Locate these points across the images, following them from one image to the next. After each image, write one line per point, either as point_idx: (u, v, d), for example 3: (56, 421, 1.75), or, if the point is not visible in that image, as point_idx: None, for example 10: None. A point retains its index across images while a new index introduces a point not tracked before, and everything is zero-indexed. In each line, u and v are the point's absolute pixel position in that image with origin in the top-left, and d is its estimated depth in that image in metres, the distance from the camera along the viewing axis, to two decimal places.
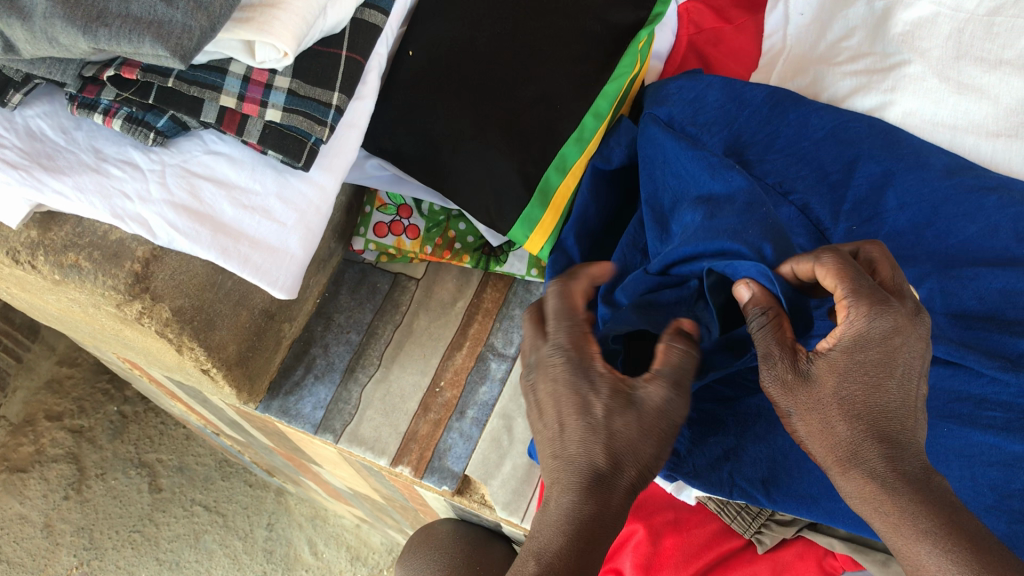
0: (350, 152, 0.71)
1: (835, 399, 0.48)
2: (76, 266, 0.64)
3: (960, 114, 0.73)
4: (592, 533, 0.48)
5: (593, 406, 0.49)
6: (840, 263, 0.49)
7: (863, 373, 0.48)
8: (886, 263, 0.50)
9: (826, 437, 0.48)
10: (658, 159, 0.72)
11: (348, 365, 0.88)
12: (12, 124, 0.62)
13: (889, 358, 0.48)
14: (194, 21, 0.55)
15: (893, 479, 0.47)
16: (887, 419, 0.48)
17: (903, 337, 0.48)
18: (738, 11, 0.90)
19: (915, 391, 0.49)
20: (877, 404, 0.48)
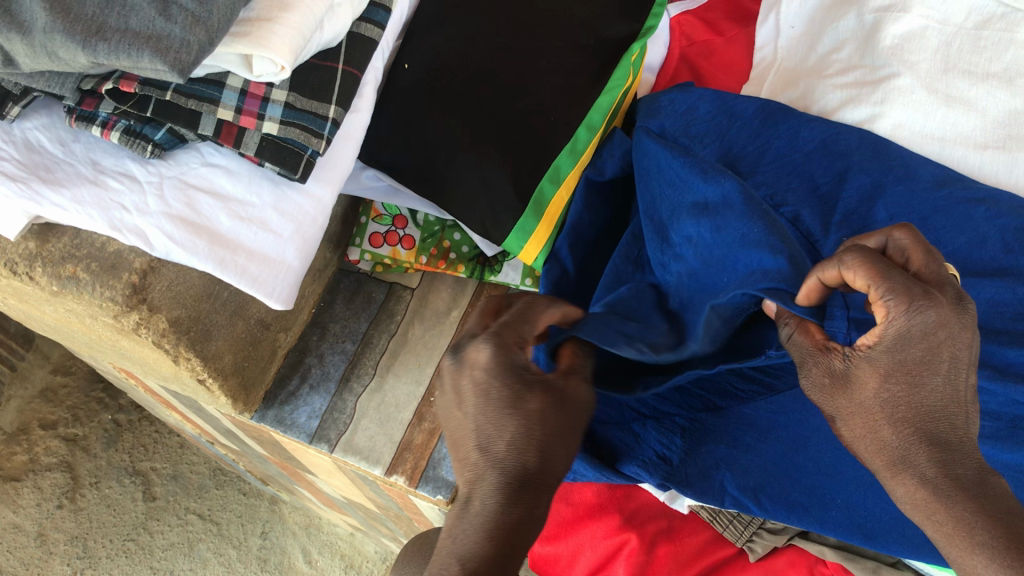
0: (347, 163, 0.72)
1: (876, 403, 0.47)
2: (74, 278, 0.65)
3: (948, 126, 0.75)
4: (516, 543, 0.48)
5: (527, 400, 0.48)
6: (864, 259, 0.46)
7: (902, 375, 0.46)
8: (917, 248, 0.47)
9: (873, 440, 0.47)
10: (651, 168, 0.73)
11: (343, 374, 0.88)
12: (10, 136, 0.63)
13: (933, 354, 0.46)
14: (192, 35, 0.55)
15: (945, 484, 0.46)
16: (935, 419, 0.46)
17: (945, 331, 0.45)
18: (730, 23, 0.92)
19: (968, 381, 0.47)
20: (925, 403, 0.46)
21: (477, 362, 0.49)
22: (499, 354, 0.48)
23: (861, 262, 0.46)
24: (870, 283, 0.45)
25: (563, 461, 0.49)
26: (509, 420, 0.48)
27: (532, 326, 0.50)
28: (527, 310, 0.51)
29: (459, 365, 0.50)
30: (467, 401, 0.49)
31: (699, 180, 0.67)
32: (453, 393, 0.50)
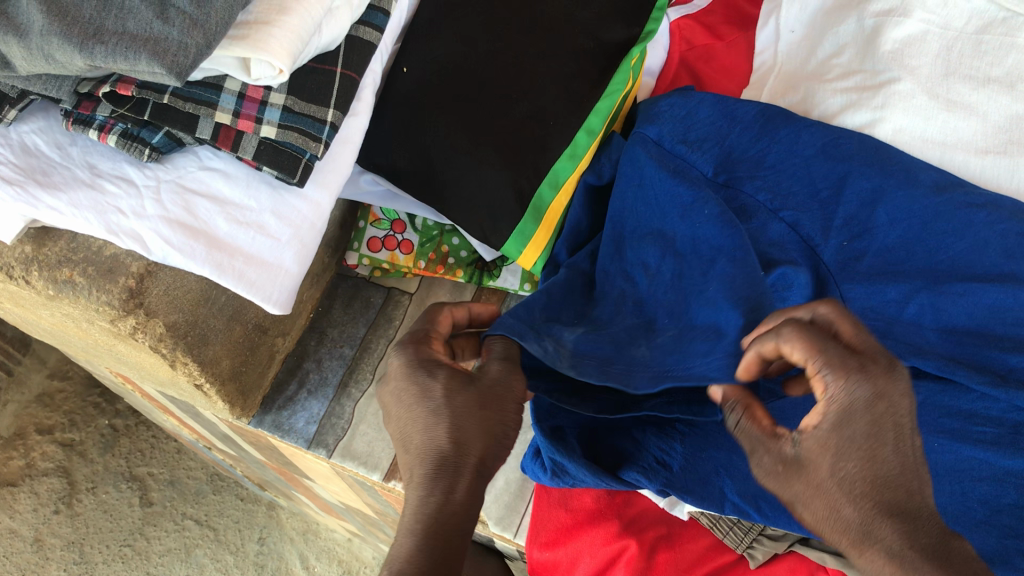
0: (345, 167, 0.71)
1: (830, 479, 0.44)
2: (70, 282, 0.64)
3: (949, 130, 0.74)
4: (446, 527, 0.50)
5: (431, 389, 0.51)
6: (803, 332, 0.45)
7: (856, 450, 0.43)
8: (845, 320, 0.47)
9: (834, 520, 0.44)
10: (638, 173, 0.73)
11: (342, 379, 0.87)
12: (7, 140, 0.63)
13: (879, 427, 0.44)
14: (190, 38, 0.55)
15: (913, 558, 0.42)
16: (893, 489, 0.43)
17: (884, 401, 0.44)
18: (729, 28, 0.92)
19: (915, 450, 0.45)
20: (880, 476, 0.43)
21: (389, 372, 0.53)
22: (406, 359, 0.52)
23: (800, 336, 0.45)
24: (810, 355, 0.45)
25: (475, 434, 0.51)
26: (419, 414, 0.51)
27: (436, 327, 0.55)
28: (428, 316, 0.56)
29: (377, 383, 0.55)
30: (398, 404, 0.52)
31: (682, 215, 0.68)
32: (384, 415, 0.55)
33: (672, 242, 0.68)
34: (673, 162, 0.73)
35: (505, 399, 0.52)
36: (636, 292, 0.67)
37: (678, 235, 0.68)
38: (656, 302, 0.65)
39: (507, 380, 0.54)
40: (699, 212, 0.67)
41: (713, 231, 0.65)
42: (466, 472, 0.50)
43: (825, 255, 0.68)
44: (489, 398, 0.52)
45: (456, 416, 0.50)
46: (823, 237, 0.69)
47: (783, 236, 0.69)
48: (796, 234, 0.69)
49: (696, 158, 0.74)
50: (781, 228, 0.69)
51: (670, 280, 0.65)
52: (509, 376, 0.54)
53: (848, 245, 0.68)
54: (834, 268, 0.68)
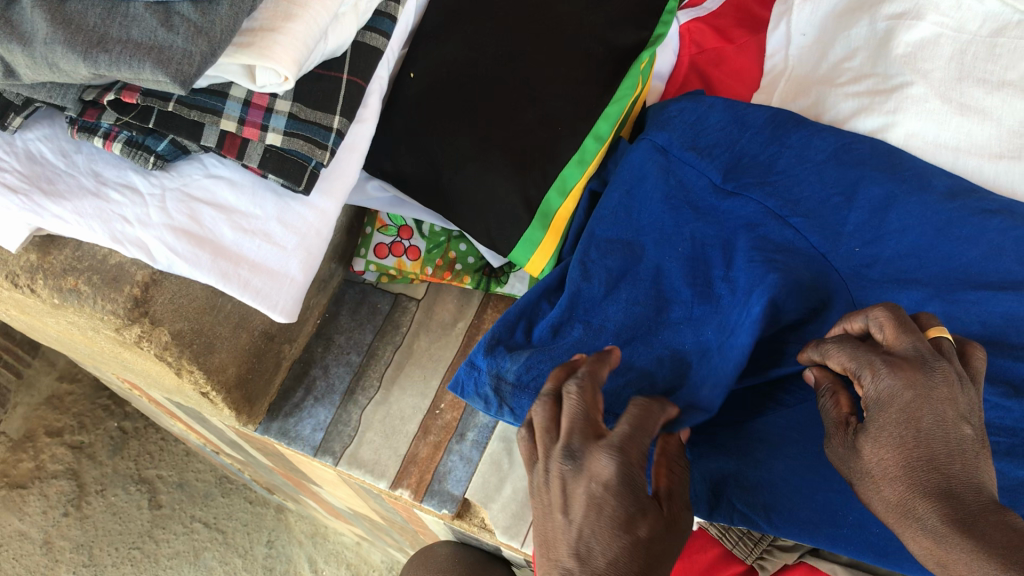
0: (352, 174, 0.71)
1: (875, 468, 0.46)
2: (75, 291, 0.64)
3: (963, 135, 0.73)
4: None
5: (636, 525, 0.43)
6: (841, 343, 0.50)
7: (891, 437, 0.46)
8: (892, 321, 0.49)
9: (880, 501, 0.46)
10: (634, 183, 0.76)
11: (348, 386, 0.87)
12: (12, 147, 0.63)
13: (911, 417, 0.45)
14: (194, 46, 0.54)
15: (944, 528, 0.42)
16: (928, 468, 0.44)
17: (916, 391, 0.45)
18: (740, 31, 0.91)
19: (965, 435, 0.45)
20: (915, 457, 0.44)
21: (599, 476, 0.44)
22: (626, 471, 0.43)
23: (841, 348, 0.50)
24: (848, 363, 0.49)
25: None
26: (614, 540, 0.42)
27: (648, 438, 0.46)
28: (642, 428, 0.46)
29: (577, 471, 0.44)
30: (564, 511, 0.44)
31: (657, 243, 0.73)
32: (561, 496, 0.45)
33: (638, 262, 0.72)
34: (675, 177, 0.75)
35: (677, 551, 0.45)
36: (588, 297, 0.71)
37: (648, 255, 0.72)
38: (606, 317, 0.70)
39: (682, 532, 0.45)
40: (675, 245, 0.72)
41: (678, 272, 0.70)
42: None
43: (835, 261, 0.67)
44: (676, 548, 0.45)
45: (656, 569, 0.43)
46: (833, 243, 0.68)
47: (793, 240, 0.68)
48: (805, 239, 0.68)
49: (704, 164, 0.73)
50: (788, 234, 0.68)
51: (625, 299, 0.70)
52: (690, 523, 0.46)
53: (860, 251, 0.67)
54: (843, 272, 0.66)
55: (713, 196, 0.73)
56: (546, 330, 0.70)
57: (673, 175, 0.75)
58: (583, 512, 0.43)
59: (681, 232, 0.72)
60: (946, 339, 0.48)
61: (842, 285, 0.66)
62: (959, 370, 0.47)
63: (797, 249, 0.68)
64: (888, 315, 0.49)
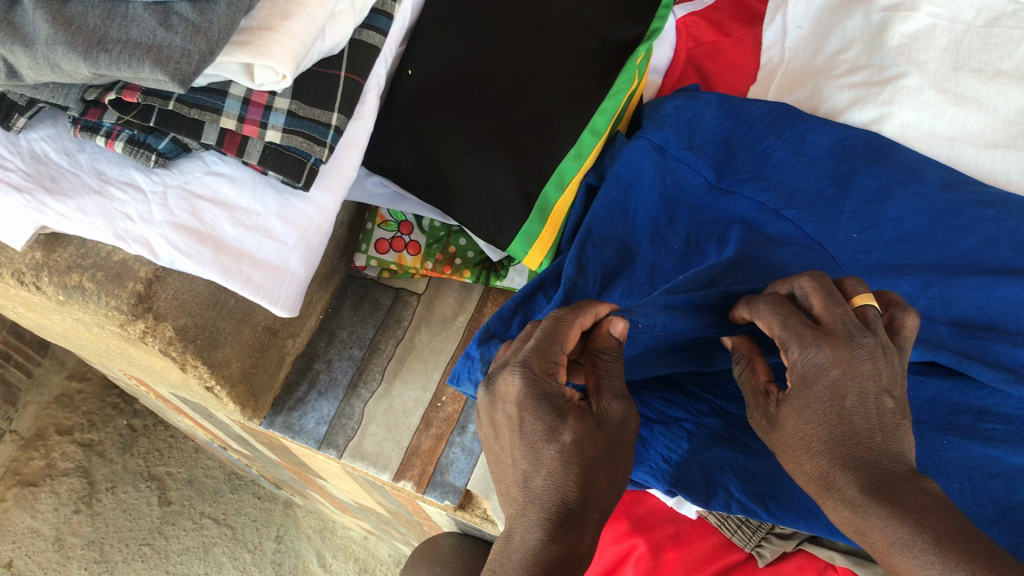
0: (350, 171, 0.72)
1: (796, 437, 0.49)
2: (80, 287, 0.65)
3: (957, 125, 0.74)
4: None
5: (562, 431, 0.46)
6: (769, 312, 0.51)
7: (817, 412, 0.48)
8: (819, 292, 0.51)
9: (804, 473, 0.48)
10: (632, 181, 0.75)
11: (351, 379, 0.88)
12: (17, 147, 0.64)
13: (837, 393, 0.47)
14: (193, 45, 0.55)
15: (861, 497, 0.45)
16: (849, 443, 0.47)
17: (842, 368, 0.47)
18: (736, 25, 0.92)
19: (887, 407, 0.47)
20: (843, 432, 0.47)
21: (509, 394, 0.47)
22: (529, 387, 0.47)
23: (767, 312, 0.51)
24: (777, 330, 0.50)
25: (624, 473, 0.48)
26: (542, 455, 0.47)
27: (562, 347, 0.48)
28: (555, 329, 0.49)
29: (494, 394, 0.49)
30: (500, 435, 0.49)
31: (651, 239, 0.73)
32: (491, 426, 0.50)
33: (633, 260, 0.72)
34: (672, 176, 0.75)
35: (621, 448, 0.48)
36: (583, 293, 0.69)
37: (643, 253, 0.72)
38: None
39: (625, 425, 0.48)
40: (670, 240, 0.73)
41: (673, 266, 0.71)
42: (592, 517, 0.46)
43: (831, 249, 0.68)
44: (618, 442, 0.48)
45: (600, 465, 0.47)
46: (829, 231, 0.68)
47: (789, 233, 0.69)
48: (801, 230, 0.69)
49: (699, 164, 0.74)
50: (785, 228, 0.70)
51: (621, 296, 0.70)
52: (628, 416, 0.48)
53: (858, 237, 0.68)
54: (841, 259, 0.68)
55: (708, 194, 0.74)
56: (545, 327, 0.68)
57: (666, 176, 0.75)
58: (510, 432, 0.48)
59: (673, 230, 0.73)
60: (871, 309, 0.50)
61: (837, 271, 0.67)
62: (882, 342, 0.49)
63: (793, 240, 0.69)
64: (816, 285, 0.51)
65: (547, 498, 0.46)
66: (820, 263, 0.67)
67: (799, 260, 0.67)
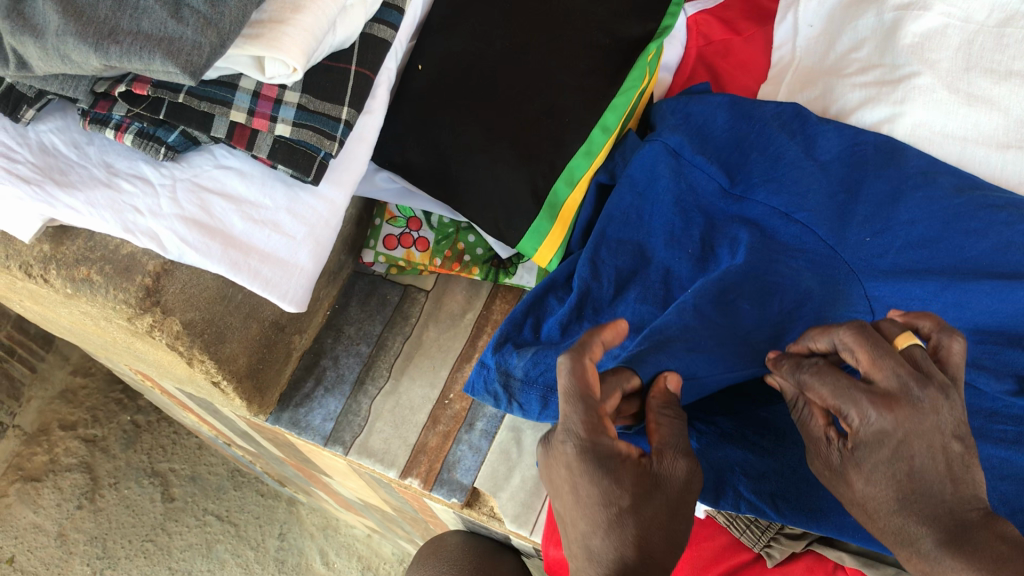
0: (359, 165, 0.71)
1: (865, 494, 0.48)
2: (88, 280, 0.65)
3: (970, 125, 0.74)
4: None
5: (617, 494, 0.45)
6: (821, 379, 0.49)
7: (884, 470, 0.47)
8: (863, 345, 0.48)
9: (878, 525, 0.48)
10: (646, 185, 0.75)
11: (358, 376, 0.87)
12: (25, 139, 0.63)
13: (902, 452, 0.46)
14: (204, 37, 0.55)
15: (938, 552, 0.45)
16: (922, 499, 0.46)
17: (905, 428, 0.46)
18: (748, 23, 0.92)
19: (955, 452, 0.46)
20: (914, 486, 0.46)
21: (564, 458, 0.47)
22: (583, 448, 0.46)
23: (816, 384, 0.49)
24: (830, 400, 0.48)
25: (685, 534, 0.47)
26: (600, 516, 0.46)
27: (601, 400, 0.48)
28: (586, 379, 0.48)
29: (551, 456, 0.49)
30: (559, 494, 0.49)
31: (665, 244, 0.73)
32: (551, 485, 0.50)
33: (648, 264, 0.73)
34: (686, 180, 0.74)
35: (687, 503, 0.47)
36: (597, 297, 0.72)
37: (657, 258, 0.73)
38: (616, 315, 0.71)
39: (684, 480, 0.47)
40: (684, 244, 0.73)
41: (687, 271, 0.71)
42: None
43: (846, 254, 0.67)
44: (679, 503, 0.47)
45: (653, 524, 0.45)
46: (840, 236, 0.67)
47: (801, 237, 0.68)
48: (814, 234, 0.68)
49: (713, 168, 0.73)
50: (797, 232, 0.68)
51: (634, 300, 0.70)
52: (691, 475, 0.48)
53: (871, 241, 0.67)
54: (856, 266, 0.66)
55: (721, 201, 0.73)
56: (555, 329, 0.71)
57: (681, 177, 0.74)
58: (569, 496, 0.48)
59: (688, 235, 0.73)
60: (917, 349, 0.48)
61: (851, 277, 0.66)
62: (942, 382, 0.47)
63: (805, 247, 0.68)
64: (858, 336, 0.48)
65: (605, 557, 0.45)
66: (834, 268, 0.66)
67: (813, 267, 0.66)
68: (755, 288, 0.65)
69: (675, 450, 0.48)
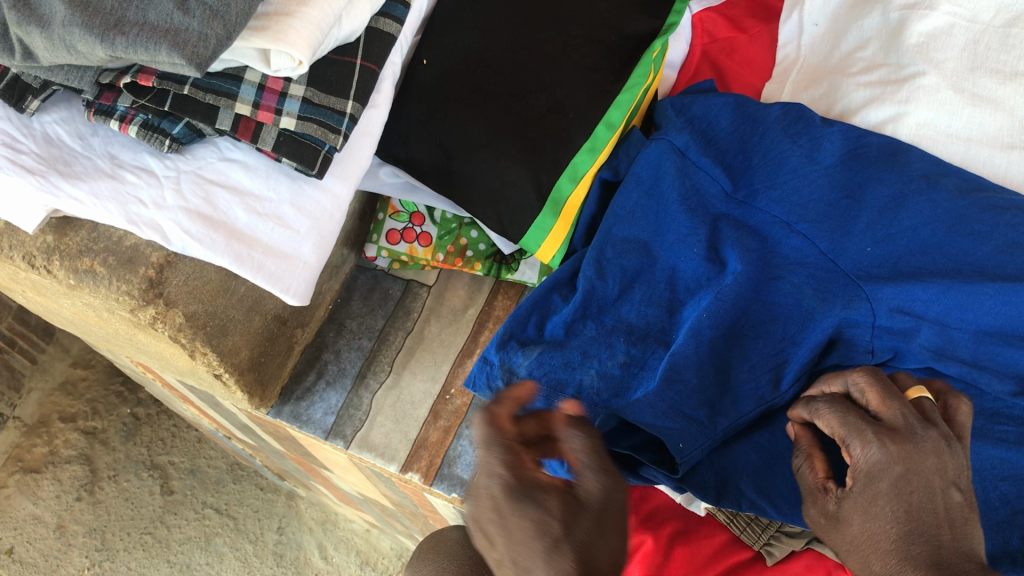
0: (363, 160, 0.71)
1: (863, 534, 0.50)
2: (91, 271, 0.65)
3: (974, 125, 0.74)
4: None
5: (550, 523, 0.45)
6: (836, 412, 0.53)
7: (884, 509, 0.50)
8: (875, 387, 0.53)
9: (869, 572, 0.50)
10: (652, 183, 0.75)
11: (360, 370, 0.87)
12: (29, 130, 0.63)
13: (904, 494, 0.49)
14: (210, 29, 0.55)
15: None
16: (920, 541, 0.48)
17: (905, 464, 0.49)
18: (753, 21, 0.91)
19: (953, 500, 0.50)
20: (912, 526, 0.49)
21: (490, 496, 0.47)
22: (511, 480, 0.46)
23: (829, 414, 0.54)
24: (837, 429, 0.53)
25: (617, 547, 0.48)
26: (535, 550, 0.45)
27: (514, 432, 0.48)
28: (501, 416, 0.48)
29: (477, 498, 0.48)
30: (494, 542, 0.47)
31: (673, 243, 0.73)
32: (481, 533, 0.48)
33: (654, 264, 0.74)
34: (691, 181, 0.74)
35: (614, 517, 0.48)
36: (601, 296, 0.73)
37: (664, 256, 0.74)
38: (620, 316, 0.73)
39: (606, 494, 0.47)
40: (688, 245, 0.72)
41: (691, 272, 0.72)
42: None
43: (844, 263, 0.67)
44: (608, 516, 0.47)
45: (585, 544, 0.46)
46: (842, 245, 0.67)
47: (802, 250, 0.68)
48: (814, 245, 0.68)
49: (717, 171, 0.73)
50: (798, 244, 0.69)
51: (639, 302, 0.73)
52: (614, 488, 0.48)
53: (872, 251, 0.66)
54: (854, 276, 0.66)
55: (724, 204, 0.73)
56: (559, 327, 0.73)
57: (687, 176, 0.74)
58: (502, 538, 0.46)
59: (693, 235, 0.72)
60: (926, 400, 0.54)
61: (851, 286, 0.66)
62: (945, 433, 0.51)
63: (804, 259, 0.68)
64: (873, 380, 0.53)
65: None
66: (835, 281, 0.66)
67: (814, 282, 0.67)
68: (757, 315, 0.69)
69: (592, 466, 0.47)
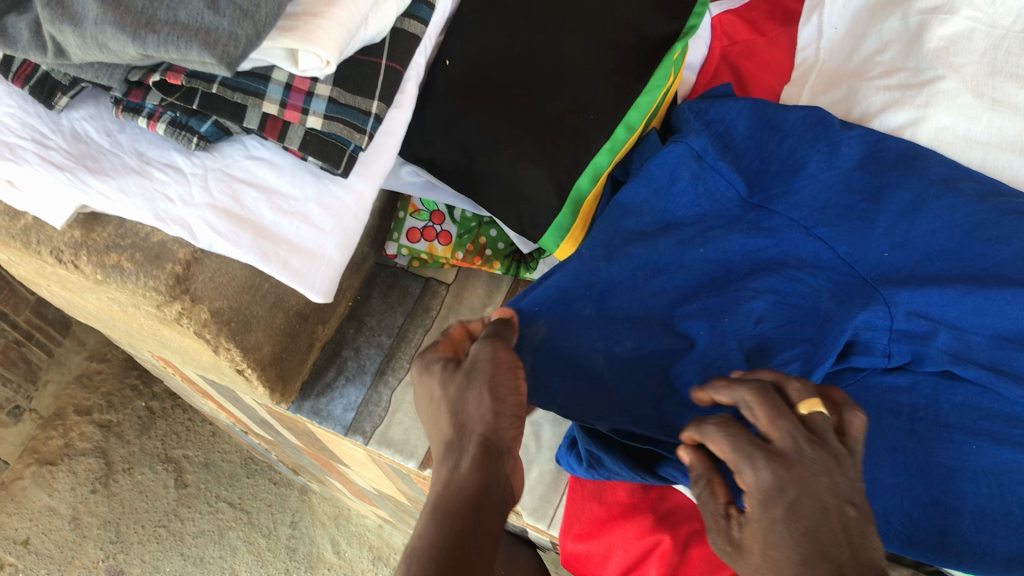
0: (388, 160, 0.72)
1: (764, 565, 0.43)
2: (118, 267, 0.66)
3: (993, 130, 0.74)
4: (457, 497, 0.45)
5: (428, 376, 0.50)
6: (721, 423, 0.47)
7: (784, 533, 0.43)
8: (766, 405, 0.48)
9: None
10: (666, 184, 0.72)
11: (379, 367, 0.88)
12: (58, 126, 0.64)
13: (798, 510, 0.43)
14: (240, 29, 0.56)
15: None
16: (823, 560, 0.41)
17: (801, 486, 0.44)
18: (772, 24, 0.92)
19: (851, 516, 0.44)
20: (811, 542, 0.42)
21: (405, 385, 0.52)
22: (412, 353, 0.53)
23: (712, 434, 0.47)
24: (729, 455, 0.46)
25: (499, 392, 0.48)
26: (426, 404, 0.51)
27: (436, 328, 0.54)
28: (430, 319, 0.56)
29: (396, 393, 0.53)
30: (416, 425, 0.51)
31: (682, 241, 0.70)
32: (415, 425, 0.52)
33: None
34: (705, 185, 0.72)
35: (494, 367, 0.48)
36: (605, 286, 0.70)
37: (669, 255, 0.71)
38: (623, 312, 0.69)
39: (494, 352, 0.49)
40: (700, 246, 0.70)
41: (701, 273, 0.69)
42: (473, 446, 0.46)
43: (861, 268, 0.67)
44: (479, 370, 0.48)
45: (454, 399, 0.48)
46: (861, 250, 0.68)
47: (819, 253, 0.69)
48: (832, 251, 0.68)
49: (733, 175, 0.73)
50: (816, 247, 0.69)
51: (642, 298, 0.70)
52: (492, 348, 0.49)
53: (890, 255, 0.67)
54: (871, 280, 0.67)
55: (739, 208, 0.72)
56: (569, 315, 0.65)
57: (705, 180, 0.72)
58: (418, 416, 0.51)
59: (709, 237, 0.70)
60: (856, 417, 0.49)
61: (869, 290, 0.66)
62: (835, 450, 0.46)
63: (823, 264, 0.68)
64: (760, 395, 0.48)
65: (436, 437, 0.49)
66: (851, 286, 0.67)
67: (832, 286, 0.67)
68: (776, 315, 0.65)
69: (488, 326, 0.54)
